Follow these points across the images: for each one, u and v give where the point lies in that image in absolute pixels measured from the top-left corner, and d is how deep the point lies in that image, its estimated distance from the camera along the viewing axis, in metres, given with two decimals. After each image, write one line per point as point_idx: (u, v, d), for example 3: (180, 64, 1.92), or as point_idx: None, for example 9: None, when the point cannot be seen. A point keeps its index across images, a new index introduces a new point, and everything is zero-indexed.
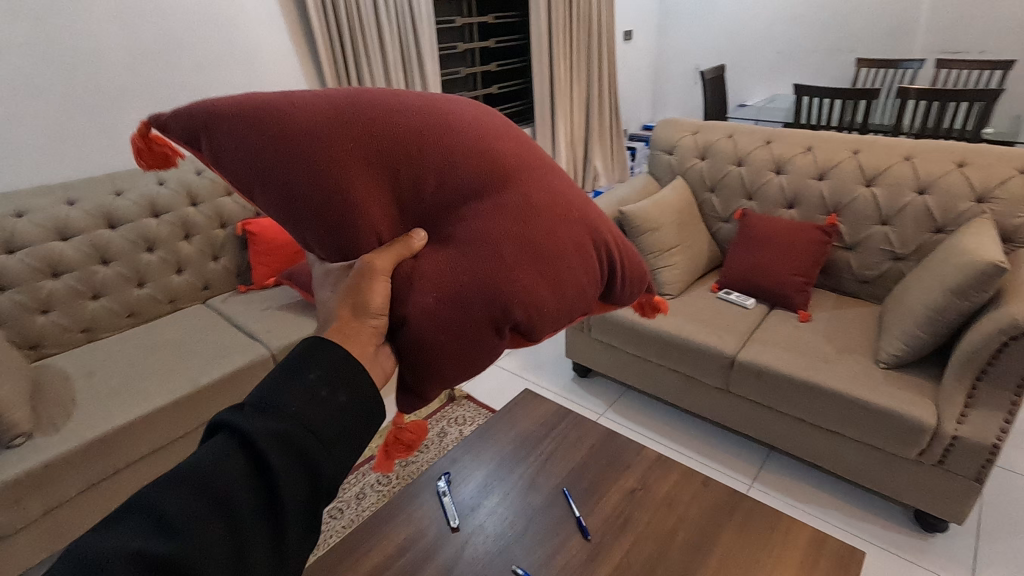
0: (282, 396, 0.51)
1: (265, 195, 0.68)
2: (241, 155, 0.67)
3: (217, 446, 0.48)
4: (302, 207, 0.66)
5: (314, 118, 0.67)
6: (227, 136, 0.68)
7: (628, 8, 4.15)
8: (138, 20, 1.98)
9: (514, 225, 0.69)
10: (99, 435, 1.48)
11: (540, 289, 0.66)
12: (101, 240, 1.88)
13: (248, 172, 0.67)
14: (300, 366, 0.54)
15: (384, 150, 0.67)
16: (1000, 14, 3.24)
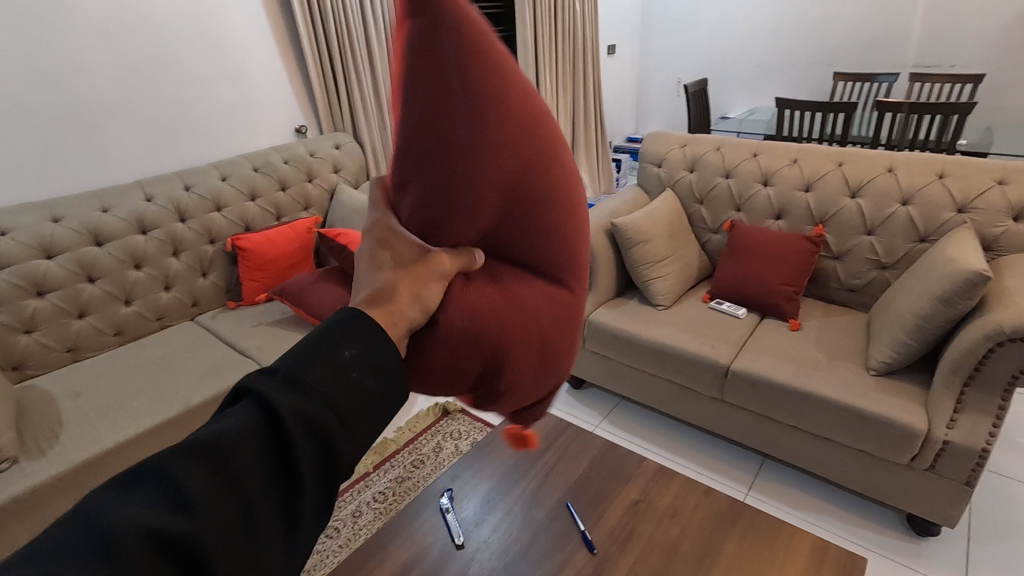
0: (316, 366, 0.38)
1: (409, 106, 0.42)
2: (433, 49, 0.41)
3: (238, 416, 0.36)
4: (442, 161, 0.42)
5: (520, 102, 0.43)
6: (449, 18, 0.41)
7: (611, 24, 4.23)
8: (126, 37, 1.97)
9: (569, 336, 0.50)
10: (88, 459, 1.44)
11: (538, 384, 0.49)
12: (87, 258, 1.84)
13: (420, 69, 0.41)
14: (335, 332, 0.40)
15: (537, 192, 0.45)
16: (969, 29, 3.37)
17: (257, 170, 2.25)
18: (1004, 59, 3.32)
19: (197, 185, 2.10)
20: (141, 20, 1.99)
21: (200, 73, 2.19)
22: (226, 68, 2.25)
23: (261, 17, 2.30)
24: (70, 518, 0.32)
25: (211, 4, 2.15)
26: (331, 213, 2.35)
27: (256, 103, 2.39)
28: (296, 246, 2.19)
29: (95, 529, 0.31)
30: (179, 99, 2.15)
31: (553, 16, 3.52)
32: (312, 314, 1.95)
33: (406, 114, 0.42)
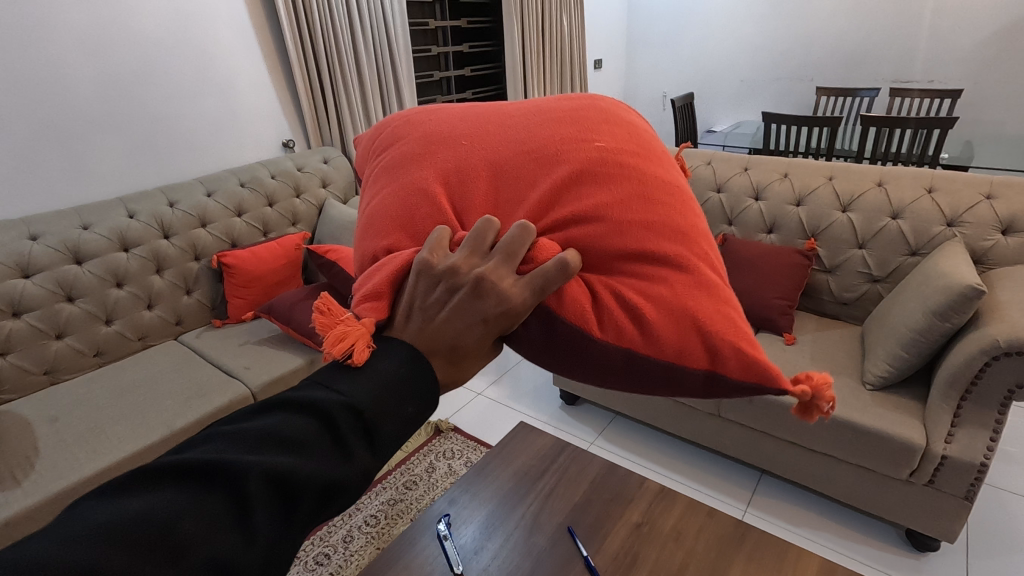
0: (382, 420, 0.50)
1: (628, 365, 0.60)
2: (670, 385, 0.60)
3: (311, 450, 0.46)
4: (587, 371, 0.63)
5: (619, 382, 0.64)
6: (688, 390, 0.62)
7: (597, 38, 4.27)
8: (108, 49, 1.93)
9: None
10: (66, 487, 1.37)
11: None
12: (66, 277, 1.78)
13: (658, 377, 0.60)
14: (403, 386, 0.52)
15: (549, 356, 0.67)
16: (946, 46, 3.45)
17: (244, 185, 2.21)
18: (980, 76, 3.41)
19: (182, 202, 2.05)
20: (125, 33, 1.95)
21: (185, 87, 2.15)
22: (213, 83, 2.22)
23: (249, 31, 2.28)
24: (149, 509, 0.40)
25: (197, 17, 2.12)
26: (320, 228, 2.31)
27: (244, 118, 2.35)
28: (284, 262, 2.15)
29: (174, 531, 0.39)
30: (164, 113, 2.11)
31: (541, 30, 3.53)
32: (300, 332, 1.90)
33: (623, 360, 0.59)
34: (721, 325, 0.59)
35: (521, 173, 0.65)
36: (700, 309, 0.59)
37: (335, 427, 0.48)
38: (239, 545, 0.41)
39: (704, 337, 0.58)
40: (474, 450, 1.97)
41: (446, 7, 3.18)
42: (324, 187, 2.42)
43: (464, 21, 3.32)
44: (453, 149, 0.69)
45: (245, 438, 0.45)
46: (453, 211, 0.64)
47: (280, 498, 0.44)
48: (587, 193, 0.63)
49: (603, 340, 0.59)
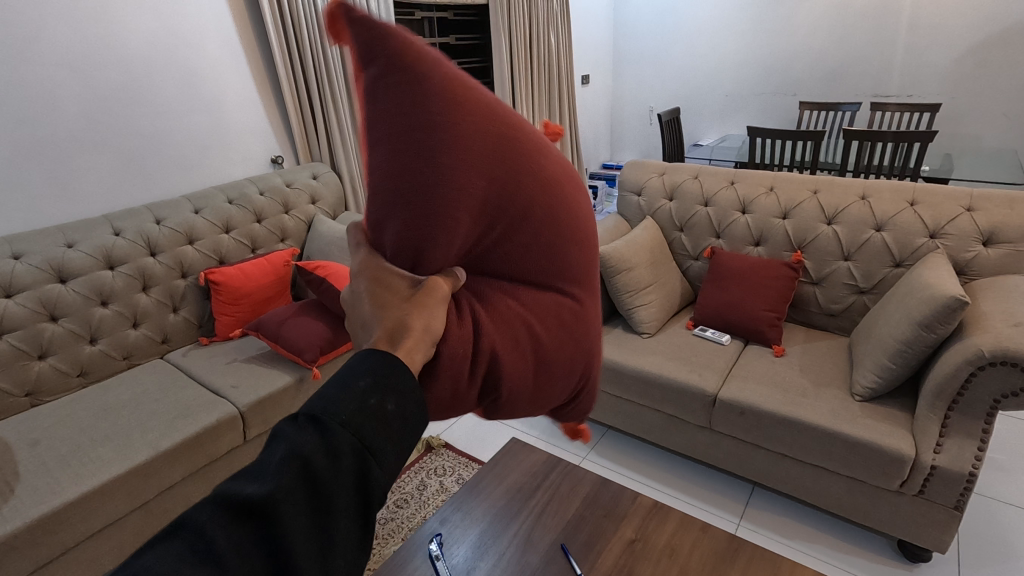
0: (351, 419, 0.44)
1: (392, 148, 0.55)
2: (405, 104, 0.55)
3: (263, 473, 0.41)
4: (451, 192, 0.55)
5: (470, 141, 0.56)
6: (402, 90, 0.55)
7: (584, 55, 4.33)
8: (95, 68, 1.92)
9: (555, 324, 0.64)
10: (47, 513, 1.34)
11: (531, 380, 0.62)
12: (50, 295, 1.76)
13: (416, 129, 0.55)
14: (366, 386, 0.46)
15: (499, 207, 0.59)
16: (923, 61, 3.53)
17: (232, 202, 2.20)
18: (957, 90, 3.49)
19: (169, 219, 2.04)
20: (115, 53, 1.96)
21: (174, 105, 2.15)
22: (201, 100, 2.22)
23: (238, 49, 2.29)
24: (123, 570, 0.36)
25: (186, 36, 2.13)
26: (309, 244, 2.30)
27: (232, 135, 2.35)
28: (273, 279, 2.13)
29: None
30: (152, 131, 2.11)
31: (529, 46, 3.57)
32: (289, 350, 1.88)
33: (386, 161, 0.56)
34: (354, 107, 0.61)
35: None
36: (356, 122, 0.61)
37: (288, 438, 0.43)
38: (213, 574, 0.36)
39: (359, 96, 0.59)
40: (465, 467, 1.95)
41: (434, 24, 3.21)
42: (313, 204, 2.42)
43: (452, 38, 3.35)
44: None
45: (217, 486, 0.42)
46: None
47: (256, 525, 0.40)
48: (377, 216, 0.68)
49: (384, 203, 0.57)
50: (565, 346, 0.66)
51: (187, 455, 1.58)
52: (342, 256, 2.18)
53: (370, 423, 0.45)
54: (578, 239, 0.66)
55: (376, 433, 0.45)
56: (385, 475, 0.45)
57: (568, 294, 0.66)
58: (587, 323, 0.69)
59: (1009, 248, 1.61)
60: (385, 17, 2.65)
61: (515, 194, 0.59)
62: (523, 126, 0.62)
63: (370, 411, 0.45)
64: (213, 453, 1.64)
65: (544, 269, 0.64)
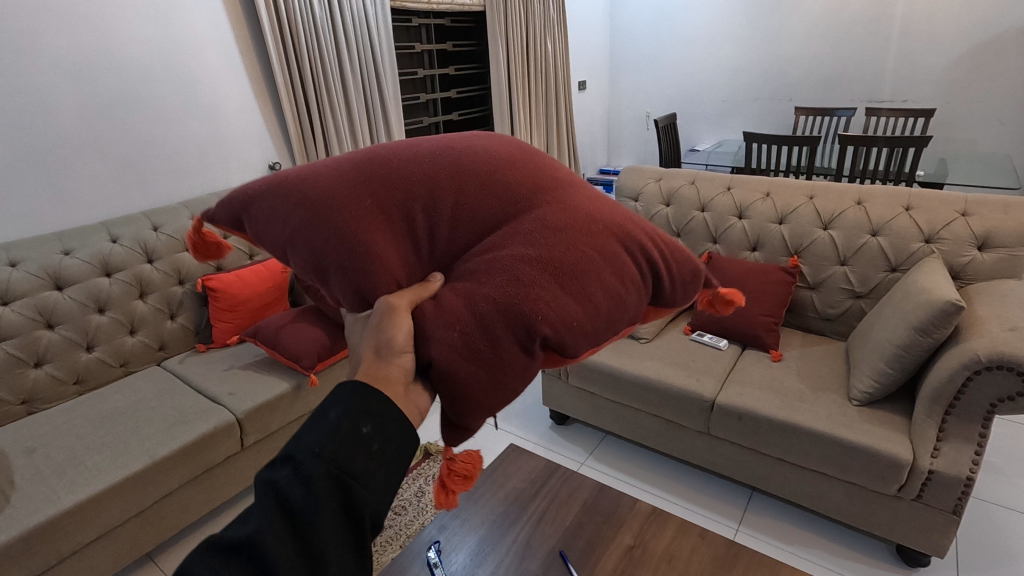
0: (326, 450, 0.49)
1: (292, 239, 0.64)
2: (274, 210, 0.66)
3: (253, 513, 0.48)
4: (346, 222, 0.62)
5: (334, 181, 0.65)
6: (267, 210, 0.68)
7: (581, 61, 4.36)
8: (93, 75, 1.93)
9: (549, 246, 0.61)
10: (42, 521, 1.33)
11: (559, 299, 0.59)
12: (46, 303, 1.75)
13: (291, 214, 0.65)
14: (339, 419, 0.51)
15: (397, 195, 0.63)
16: (916, 67, 3.56)
17: None
18: (950, 96, 3.52)
19: (166, 226, 2.04)
20: (112, 60, 1.96)
21: (171, 112, 2.15)
22: (199, 106, 2.23)
23: (235, 55, 2.29)
24: None
25: (184, 43, 2.14)
26: None
27: (229, 141, 2.36)
28: (271, 286, 2.13)
29: None
30: (150, 137, 2.11)
31: (526, 52, 3.59)
32: (286, 356, 1.88)
33: (296, 255, 0.65)
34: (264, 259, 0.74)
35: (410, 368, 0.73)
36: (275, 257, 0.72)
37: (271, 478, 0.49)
38: None
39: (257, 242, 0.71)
40: None
41: (432, 31, 3.23)
42: None
43: (450, 44, 3.37)
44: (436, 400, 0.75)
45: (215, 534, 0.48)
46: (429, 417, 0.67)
47: (248, 558, 0.46)
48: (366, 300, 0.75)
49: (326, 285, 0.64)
50: (578, 246, 0.62)
51: (183, 462, 1.58)
52: None
53: (346, 450, 0.50)
54: (502, 166, 0.66)
55: (354, 459, 0.50)
56: (371, 496, 0.50)
57: (539, 208, 0.64)
58: (583, 214, 0.65)
59: (1004, 252, 1.62)
60: (382, 24, 2.66)
61: (406, 181, 0.64)
62: (382, 146, 0.69)
63: (345, 439, 0.50)
64: (210, 460, 1.63)
65: (490, 211, 0.64)
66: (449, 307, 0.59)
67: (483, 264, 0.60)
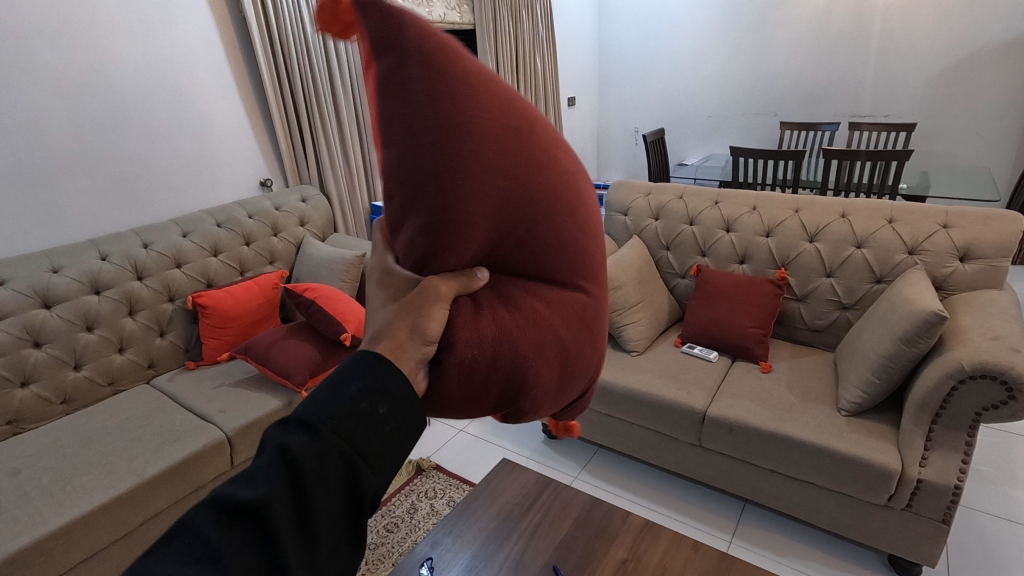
0: (336, 419, 0.46)
1: (414, 157, 0.54)
2: (424, 100, 0.54)
3: (253, 475, 0.44)
4: (471, 187, 0.55)
5: (496, 134, 0.56)
6: (417, 88, 0.54)
7: (570, 78, 4.44)
8: (85, 95, 1.93)
9: (572, 336, 0.63)
10: (27, 545, 1.31)
11: (548, 385, 0.61)
12: (34, 321, 1.74)
13: (437, 123, 0.54)
14: (359, 392, 0.48)
15: (521, 203, 0.58)
16: (896, 84, 3.65)
17: (220, 225, 2.22)
18: (931, 110, 3.60)
19: (157, 243, 2.05)
20: (103, 78, 1.97)
21: (162, 130, 2.16)
22: (191, 125, 2.24)
23: (227, 73, 2.32)
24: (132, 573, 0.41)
25: (175, 62, 2.15)
26: (297, 267, 2.32)
27: (221, 159, 2.37)
28: (261, 302, 2.13)
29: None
30: (140, 155, 2.11)
31: (515, 67, 3.65)
32: (277, 373, 1.88)
33: (408, 155, 0.54)
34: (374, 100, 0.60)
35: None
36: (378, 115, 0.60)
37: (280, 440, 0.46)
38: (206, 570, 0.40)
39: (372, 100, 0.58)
40: (456, 489, 1.94)
41: None
42: (301, 226, 2.44)
43: None
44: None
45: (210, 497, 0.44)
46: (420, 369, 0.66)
47: (247, 525, 0.42)
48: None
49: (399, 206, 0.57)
50: (586, 346, 0.65)
51: (172, 482, 1.56)
52: (330, 277, 2.21)
53: (359, 428, 0.46)
54: (594, 237, 0.66)
55: (369, 437, 0.47)
56: (377, 481, 0.47)
57: (590, 298, 0.65)
58: (601, 320, 0.69)
59: (985, 263, 1.66)
60: None
61: (535, 196, 0.59)
62: (542, 129, 0.61)
63: (360, 416, 0.47)
64: (200, 479, 1.62)
65: (558, 264, 0.62)
66: (482, 326, 0.56)
67: (529, 308, 0.59)
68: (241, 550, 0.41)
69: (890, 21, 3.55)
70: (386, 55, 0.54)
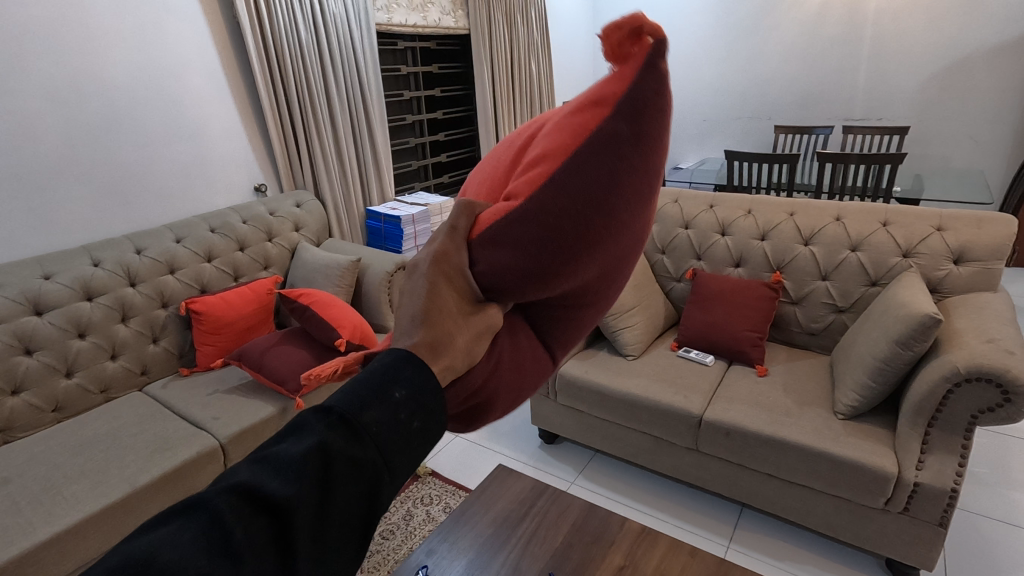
0: (366, 413, 0.34)
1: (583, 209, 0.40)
2: (629, 170, 0.41)
3: (252, 468, 0.32)
4: (592, 266, 0.42)
5: (638, 239, 0.45)
6: (635, 158, 0.41)
7: (565, 82, 4.45)
8: (78, 103, 1.93)
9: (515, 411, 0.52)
10: (17, 555, 1.29)
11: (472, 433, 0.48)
12: (26, 328, 1.72)
13: (621, 194, 0.41)
14: (403, 394, 0.35)
15: (594, 303, 0.47)
16: (889, 88, 3.67)
17: (214, 231, 2.21)
18: (922, 115, 3.62)
19: (150, 248, 2.03)
20: (97, 86, 1.97)
21: (156, 135, 2.15)
22: (185, 131, 2.23)
23: (221, 79, 2.31)
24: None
25: (170, 67, 2.15)
26: (292, 272, 2.31)
27: (216, 163, 2.36)
28: (256, 308, 2.11)
29: None
30: (133, 162, 2.10)
31: (511, 71, 3.65)
32: (272, 379, 1.86)
33: (577, 201, 0.40)
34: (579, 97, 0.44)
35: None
36: (566, 110, 0.44)
37: (306, 426, 0.34)
38: None
39: (582, 101, 0.43)
40: (452, 496, 1.93)
41: (417, 53, 3.26)
42: (296, 231, 2.43)
43: (435, 67, 3.41)
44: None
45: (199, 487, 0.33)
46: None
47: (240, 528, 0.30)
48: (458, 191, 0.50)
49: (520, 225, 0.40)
50: None
51: (164, 490, 1.54)
52: (325, 283, 2.20)
53: (394, 429, 0.34)
54: None
55: (409, 446, 0.35)
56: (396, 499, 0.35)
57: None
58: None
59: (979, 266, 1.67)
60: (369, 47, 2.69)
61: (603, 305, 0.49)
62: None
63: (394, 417, 0.34)
64: (193, 487, 1.60)
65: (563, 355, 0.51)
66: (492, 363, 0.41)
67: (529, 354, 0.45)
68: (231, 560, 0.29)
69: (882, 26, 3.57)
70: (652, 101, 0.41)
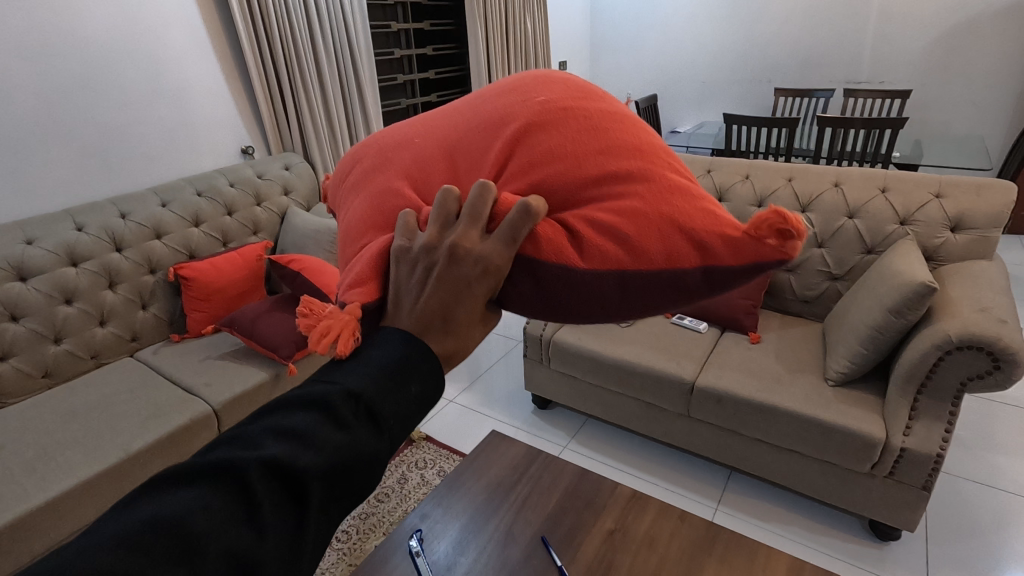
0: (385, 405, 0.48)
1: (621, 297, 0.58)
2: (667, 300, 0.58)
3: (293, 434, 0.45)
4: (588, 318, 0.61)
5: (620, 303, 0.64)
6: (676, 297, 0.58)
7: (561, 41, 4.32)
8: (51, 59, 1.84)
9: None
10: (11, 520, 1.29)
11: None
12: (10, 294, 1.69)
13: (647, 305, 0.59)
14: (417, 394, 0.51)
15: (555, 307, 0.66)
16: (891, 50, 3.58)
17: (201, 195, 2.15)
18: (925, 78, 3.55)
19: (135, 213, 1.98)
20: (70, 41, 1.87)
21: (136, 95, 2.07)
22: (167, 90, 2.15)
23: (202, 35, 2.21)
24: (167, 509, 0.41)
25: (147, 22, 2.05)
26: (283, 237, 2.27)
27: (201, 124, 2.28)
28: (246, 273, 2.09)
29: (185, 523, 0.40)
30: (114, 122, 2.03)
31: (505, 29, 3.52)
32: (264, 346, 1.85)
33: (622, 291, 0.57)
34: (700, 216, 0.56)
35: (472, 151, 0.64)
36: (675, 209, 0.56)
37: (336, 415, 0.47)
38: (239, 537, 0.41)
39: (699, 237, 0.55)
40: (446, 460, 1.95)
41: (408, 8, 3.14)
42: (285, 195, 2.38)
43: (427, 24, 3.28)
44: (406, 150, 0.70)
45: (247, 437, 0.46)
46: (416, 197, 0.64)
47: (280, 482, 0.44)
48: (533, 142, 0.60)
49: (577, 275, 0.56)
50: None
51: (158, 456, 1.55)
52: (316, 248, 2.16)
53: (400, 417, 0.50)
54: None
55: (402, 433, 0.51)
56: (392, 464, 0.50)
57: None
58: None
59: (976, 234, 1.65)
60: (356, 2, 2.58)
61: None
62: None
63: (403, 408, 0.50)
64: (188, 452, 1.61)
65: None
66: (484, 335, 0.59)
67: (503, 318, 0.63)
68: (275, 506, 0.43)
69: None
70: (729, 282, 0.56)
